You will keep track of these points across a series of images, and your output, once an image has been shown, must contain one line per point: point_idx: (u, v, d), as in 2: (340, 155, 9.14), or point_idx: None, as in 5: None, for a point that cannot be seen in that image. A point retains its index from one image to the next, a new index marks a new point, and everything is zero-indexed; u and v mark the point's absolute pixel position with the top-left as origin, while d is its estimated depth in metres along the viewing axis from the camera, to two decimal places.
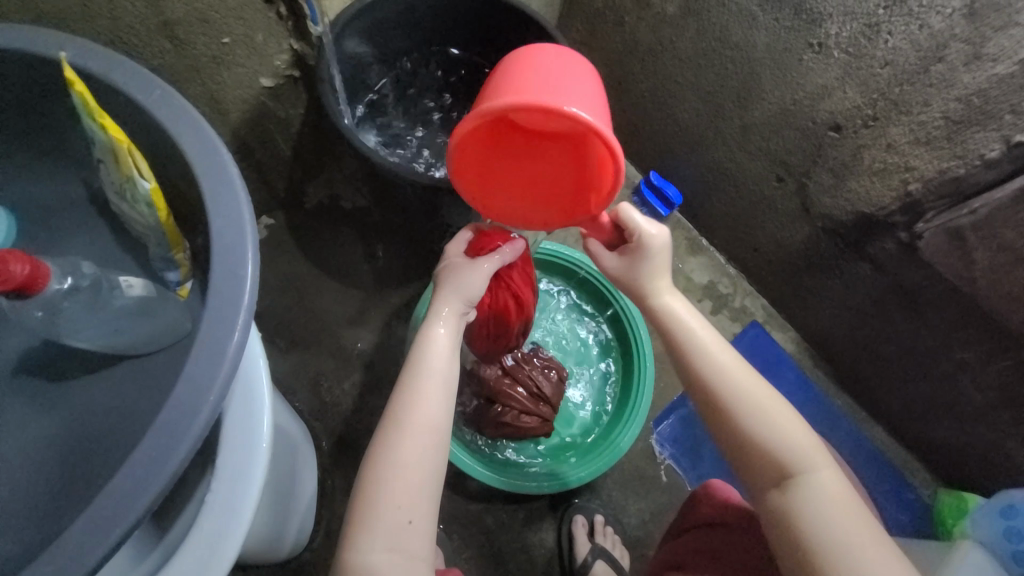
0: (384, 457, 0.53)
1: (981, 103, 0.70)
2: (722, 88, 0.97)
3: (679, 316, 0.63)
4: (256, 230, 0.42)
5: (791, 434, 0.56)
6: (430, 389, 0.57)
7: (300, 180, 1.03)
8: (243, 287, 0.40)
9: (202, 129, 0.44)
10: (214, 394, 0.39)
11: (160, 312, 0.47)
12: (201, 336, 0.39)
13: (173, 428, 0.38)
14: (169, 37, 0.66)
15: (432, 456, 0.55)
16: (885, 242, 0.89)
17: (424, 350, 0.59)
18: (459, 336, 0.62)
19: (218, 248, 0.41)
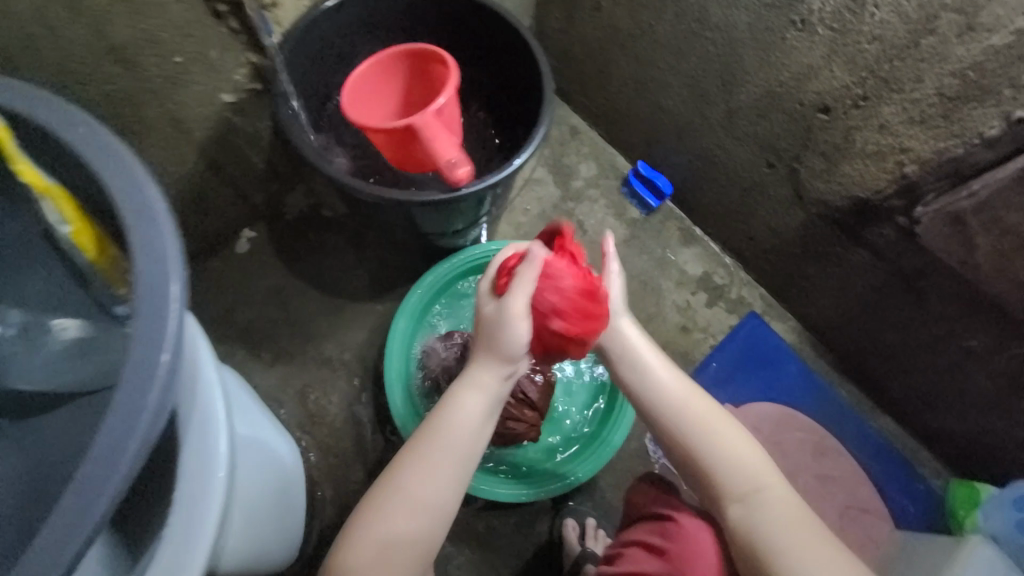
0: (399, 504, 0.56)
1: (977, 77, 0.65)
2: (705, 73, 0.92)
3: (649, 368, 0.67)
4: (183, 265, 0.42)
5: (748, 459, 0.63)
6: (445, 466, 0.58)
7: (278, 191, 1.02)
8: (163, 330, 0.40)
9: (124, 164, 0.43)
10: (136, 443, 0.38)
11: (97, 351, 0.47)
12: (123, 383, 0.39)
13: (95, 477, 0.37)
14: (118, 61, 0.67)
15: (427, 534, 0.57)
16: (882, 228, 0.84)
17: (456, 405, 0.59)
18: (498, 394, 0.61)
19: (141, 290, 0.40)
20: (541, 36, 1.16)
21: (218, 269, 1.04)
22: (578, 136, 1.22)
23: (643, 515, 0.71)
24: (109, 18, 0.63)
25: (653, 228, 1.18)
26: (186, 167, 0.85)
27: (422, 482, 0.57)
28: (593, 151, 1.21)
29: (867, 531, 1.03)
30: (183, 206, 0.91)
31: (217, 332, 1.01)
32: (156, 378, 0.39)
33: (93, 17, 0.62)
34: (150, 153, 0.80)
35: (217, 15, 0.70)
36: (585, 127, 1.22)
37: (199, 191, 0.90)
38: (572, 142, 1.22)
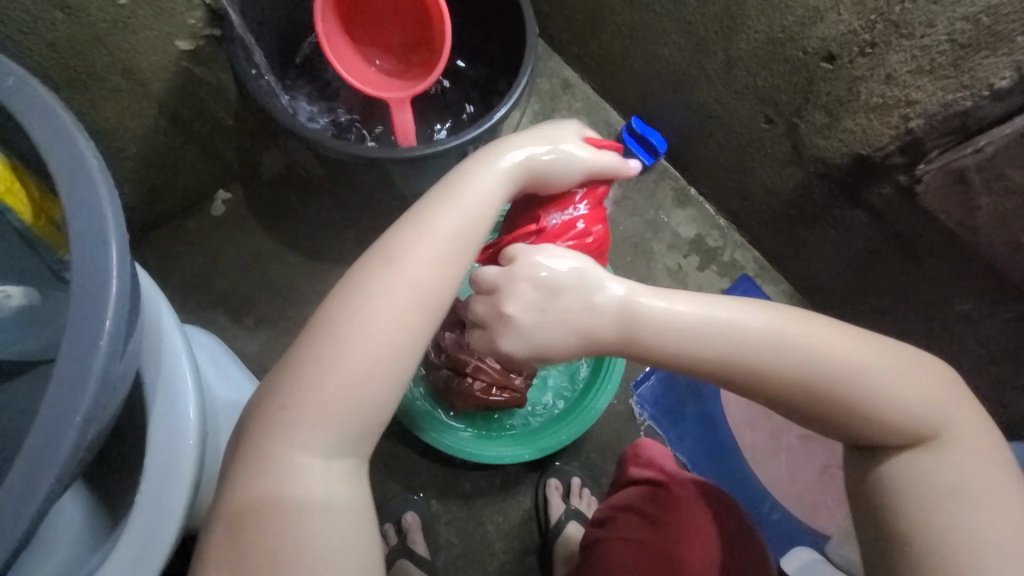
0: (321, 362, 0.44)
1: (992, 22, 0.60)
2: (704, 18, 0.85)
3: (779, 326, 0.49)
4: (123, 227, 0.42)
5: (906, 393, 0.49)
6: (395, 288, 0.46)
7: (251, 149, 0.97)
8: (107, 295, 0.40)
9: (59, 123, 0.42)
10: (81, 414, 0.38)
11: (45, 320, 0.46)
12: (65, 355, 0.39)
13: (42, 448, 0.38)
14: (58, 5, 0.61)
15: (369, 374, 0.45)
16: (881, 187, 0.81)
17: (406, 237, 0.48)
18: (460, 233, 0.50)
19: (80, 263, 0.40)
20: None
21: (194, 232, 1.01)
22: (569, 90, 1.15)
23: (639, 482, 0.78)
24: None
25: (646, 188, 1.14)
26: (149, 123, 0.80)
27: (352, 336, 0.45)
28: (585, 106, 1.15)
29: None
30: (150, 166, 0.87)
31: (197, 297, 0.99)
32: (100, 346, 0.39)
33: None
34: (107, 109, 0.75)
35: None
36: (577, 80, 1.15)
37: (164, 149, 0.86)
38: (564, 96, 1.15)
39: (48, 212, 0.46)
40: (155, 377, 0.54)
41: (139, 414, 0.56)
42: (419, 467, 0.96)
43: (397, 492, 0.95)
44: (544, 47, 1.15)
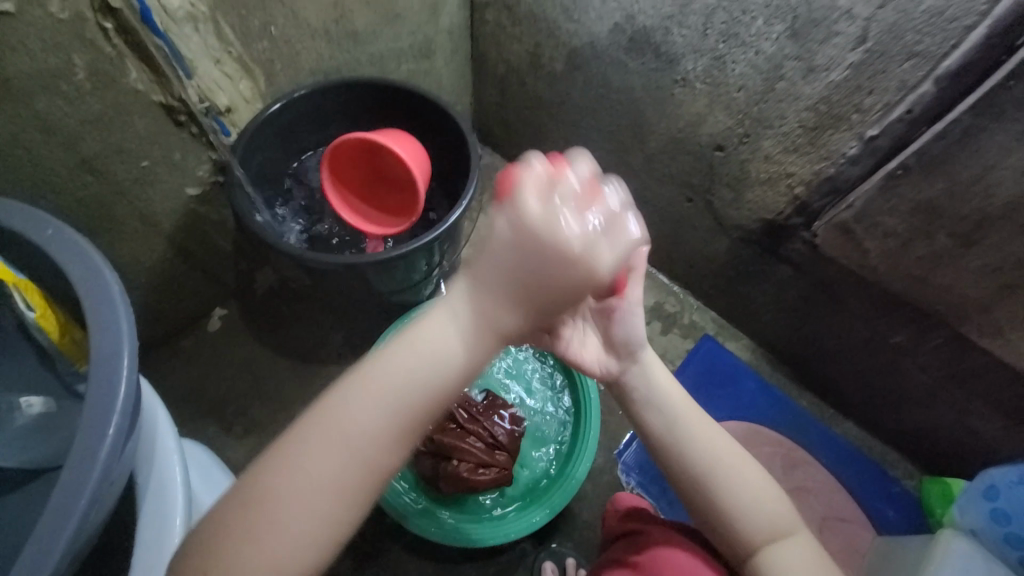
0: (278, 498, 0.42)
1: (828, 109, 0.77)
2: (619, 127, 1.04)
3: (691, 421, 0.63)
4: (133, 335, 0.51)
5: (767, 506, 0.61)
6: (362, 417, 0.43)
7: (246, 270, 1.09)
8: (116, 392, 0.48)
9: (86, 258, 0.53)
10: (85, 498, 0.44)
11: (59, 426, 0.53)
12: (76, 449, 0.46)
13: (49, 533, 0.43)
14: (89, 171, 0.77)
15: (318, 514, 0.43)
16: (794, 244, 0.93)
17: (356, 397, 0.43)
18: (411, 394, 0.44)
19: (96, 370, 0.49)
20: (481, 110, 1.30)
21: (191, 348, 1.09)
22: None
23: (623, 535, 0.75)
24: (81, 137, 0.74)
25: None
26: (157, 256, 0.93)
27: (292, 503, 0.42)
28: None
29: (848, 541, 1.03)
30: (154, 292, 0.98)
31: (190, 410, 1.05)
32: (107, 437, 0.46)
33: (66, 135, 0.72)
34: (123, 248, 0.88)
35: (178, 124, 0.82)
36: None
37: (169, 276, 0.98)
38: None
39: (71, 332, 0.57)
40: (146, 477, 0.59)
41: (130, 513, 0.59)
42: (408, 563, 0.94)
43: None
44: (500, 161, 1.36)
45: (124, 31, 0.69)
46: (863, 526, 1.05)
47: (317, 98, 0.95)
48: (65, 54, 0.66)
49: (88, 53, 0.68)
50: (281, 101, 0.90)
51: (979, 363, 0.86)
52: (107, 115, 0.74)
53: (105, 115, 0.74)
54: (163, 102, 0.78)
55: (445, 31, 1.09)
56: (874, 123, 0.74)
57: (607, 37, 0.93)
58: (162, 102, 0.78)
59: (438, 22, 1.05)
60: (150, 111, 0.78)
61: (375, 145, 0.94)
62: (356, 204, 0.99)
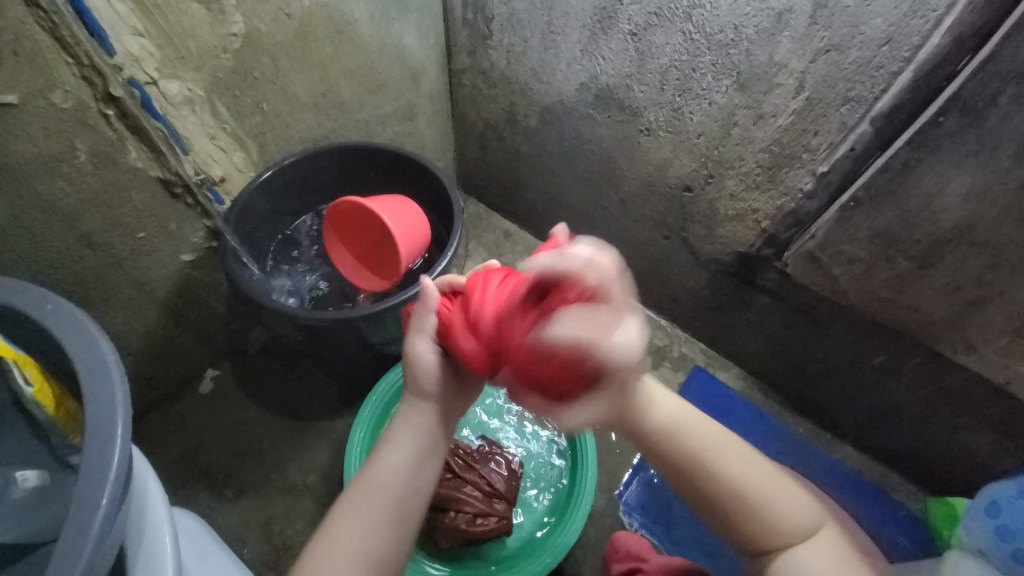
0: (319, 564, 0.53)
1: (781, 150, 0.83)
2: (594, 174, 1.11)
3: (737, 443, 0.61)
4: (128, 403, 0.52)
5: (805, 521, 0.57)
6: (375, 489, 0.55)
7: (239, 330, 1.11)
8: (111, 461, 0.49)
9: (83, 329, 0.55)
10: (77, 574, 0.44)
11: (51, 500, 0.53)
12: (69, 521, 0.46)
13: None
14: (87, 245, 0.80)
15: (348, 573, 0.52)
16: (768, 274, 0.97)
17: (333, 532, 0.54)
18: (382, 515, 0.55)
19: (91, 440, 0.50)
20: (464, 164, 1.37)
21: (183, 412, 1.08)
22: (511, 238, 1.38)
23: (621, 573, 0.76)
24: (80, 213, 0.77)
25: None
26: (150, 322, 0.95)
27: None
28: (526, 248, 1.37)
29: None
30: (147, 358, 0.99)
31: (181, 476, 1.03)
32: (100, 508, 0.47)
33: (66, 214, 0.76)
34: (117, 316, 0.90)
35: (174, 196, 0.86)
36: (517, 230, 1.39)
37: (162, 341, 0.99)
38: (507, 243, 1.37)
39: (67, 405, 0.57)
40: (137, 549, 0.58)
41: None
42: None
43: None
44: (485, 210, 1.42)
45: (124, 116, 0.74)
46: None
47: (307, 164, 1.00)
48: (68, 139, 0.71)
49: (89, 136, 0.73)
50: (271, 169, 0.96)
51: (959, 379, 0.88)
52: (106, 193, 0.78)
53: (104, 192, 0.78)
54: (160, 176, 0.83)
55: (426, 96, 1.17)
56: (824, 160, 0.80)
57: (574, 95, 1.01)
58: (159, 177, 0.83)
59: (419, 89, 1.14)
60: (147, 186, 0.82)
61: (369, 213, 0.95)
62: (350, 266, 1.03)
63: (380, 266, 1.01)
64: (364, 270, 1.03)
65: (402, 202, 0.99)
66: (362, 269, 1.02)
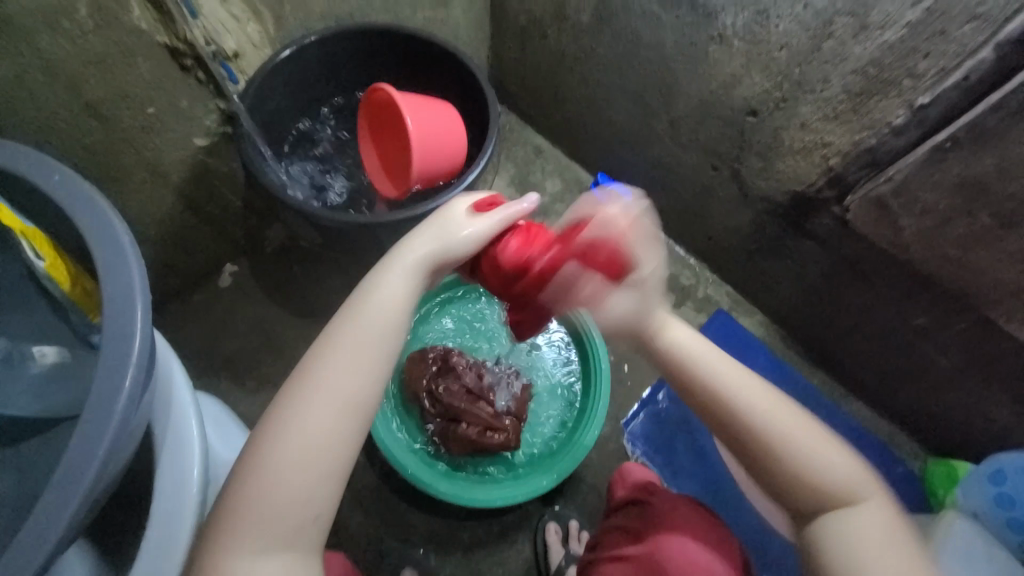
0: (299, 403, 0.48)
1: (877, 73, 0.71)
2: (646, 87, 0.98)
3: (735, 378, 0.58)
4: (146, 288, 0.50)
5: (823, 462, 0.54)
6: (357, 330, 0.51)
7: (255, 226, 1.07)
8: (131, 344, 0.47)
9: (95, 205, 0.51)
10: (103, 448, 0.45)
11: (74, 376, 0.54)
12: (91, 400, 0.46)
13: (70, 480, 0.44)
14: (94, 116, 0.74)
15: (332, 411, 0.49)
16: (822, 218, 0.89)
17: (316, 368, 0.50)
18: (373, 358, 0.51)
19: (109, 322, 0.48)
20: (499, 65, 1.23)
21: (202, 304, 1.09)
22: (542, 155, 1.28)
23: (626, 505, 0.80)
24: (84, 78, 0.70)
25: None
26: (166, 208, 0.92)
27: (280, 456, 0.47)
28: (557, 168, 1.27)
29: None
30: (164, 245, 0.97)
31: (202, 364, 1.06)
32: (123, 389, 0.46)
33: (69, 77, 0.69)
34: (131, 198, 0.86)
35: (184, 69, 0.78)
36: (549, 147, 1.29)
37: (179, 230, 0.96)
38: (537, 160, 1.28)
39: (83, 283, 0.56)
40: (164, 429, 0.60)
41: (147, 462, 0.60)
42: (415, 518, 0.97)
43: (393, 547, 0.95)
44: (516, 121, 1.30)
45: None
46: None
47: (330, 45, 0.90)
48: None
49: None
50: (291, 47, 0.86)
51: (1003, 349, 0.84)
52: (111, 57, 0.70)
53: (109, 56, 0.70)
54: (168, 43, 0.74)
55: None
56: (926, 90, 0.69)
57: None
58: (167, 44, 0.74)
59: None
60: (155, 54, 0.74)
61: (398, 113, 0.88)
62: (378, 173, 0.95)
63: (402, 172, 0.92)
64: (390, 176, 0.95)
65: (441, 112, 0.90)
66: (389, 175, 0.95)
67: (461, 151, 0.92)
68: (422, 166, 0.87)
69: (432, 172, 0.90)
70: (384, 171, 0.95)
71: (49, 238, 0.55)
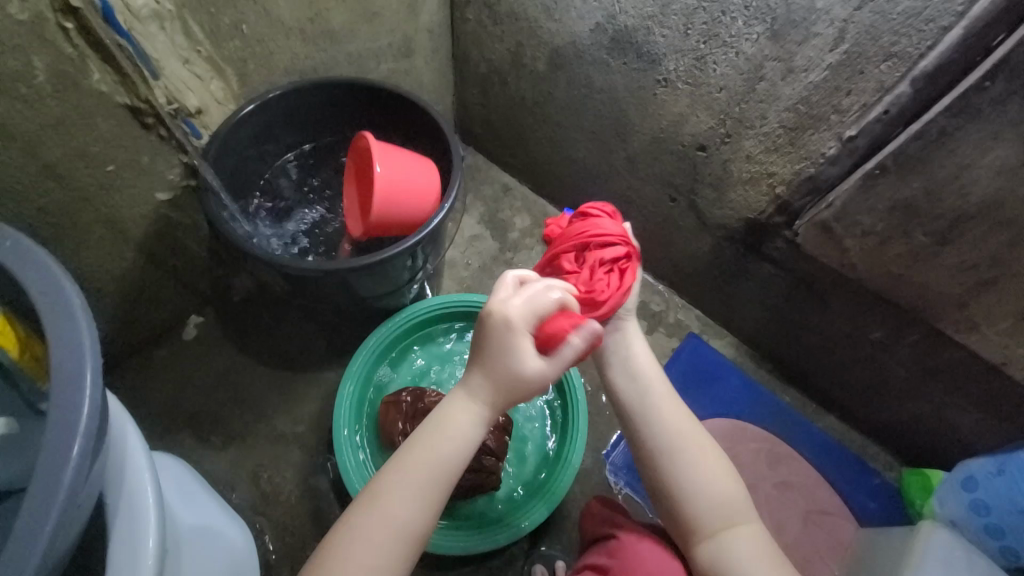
0: (370, 526, 0.55)
1: (807, 109, 0.77)
2: (602, 127, 1.04)
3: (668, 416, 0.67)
4: (98, 350, 0.48)
5: (715, 488, 0.63)
6: (424, 461, 0.57)
7: (222, 276, 1.06)
8: (81, 410, 0.46)
9: (46, 270, 0.50)
10: (49, 525, 0.42)
11: (20, 448, 0.51)
12: (38, 472, 0.43)
13: (11, 562, 0.40)
14: (51, 177, 0.74)
15: (395, 538, 0.55)
16: (776, 242, 0.94)
17: (387, 500, 0.56)
18: (439, 487, 0.57)
19: (59, 388, 0.46)
20: (464, 110, 1.28)
21: (165, 358, 1.05)
22: (510, 193, 1.32)
23: (596, 540, 0.76)
24: (41, 140, 0.70)
25: None
26: (127, 263, 0.90)
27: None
28: (525, 204, 1.31)
29: (831, 534, 1.05)
30: (125, 301, 0.94)
31: (166, 422, 1.01)
32: (71, 458, 0.44)
33: (25, 140, 0.69)
34: (89, 255, 0.84)
35: (145, 126, 0.79)
36: (516, 184, 1.33)
37: (141, 285, 0.94)
38: (506, 198, 1.31)
39: (32, 349, 0.53)
40: (117, 497, 0.57)
41: (99, 536, 0.56)
42: None
43: None
44: (483, 161, 1.34)
45: (85, 31, 0.66)
46: (846, 518, 1.07)
47: (293, 98, 0.92)
48: (24, 56, 0.63)
49: (48, 53, 0.64)
50: (255, 102, 0.87)
51: (955, 358, 0.88)
52: (70, 119, 0.71)
53: (68, 118, 0.71)
54: (129, 103, 0.75)
55: (426, 29, 1.06)
56: (853, 123, 0.75)
57: (589, 37, 0.93)
58: (128, 104, 0.75)
59: (417, 20, 1.03)
60: (115, 114, 0.74)
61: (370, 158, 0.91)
62: (350, 214, 0.97)
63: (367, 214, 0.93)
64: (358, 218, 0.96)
65: (415, 159, 0.92)
66: (358, 216, 0.96)
67: (431, 198, 0.92)
68: (385, 208, 0.89)
69: (398, 218, 0.91)
70: (354, 213, 0.97)
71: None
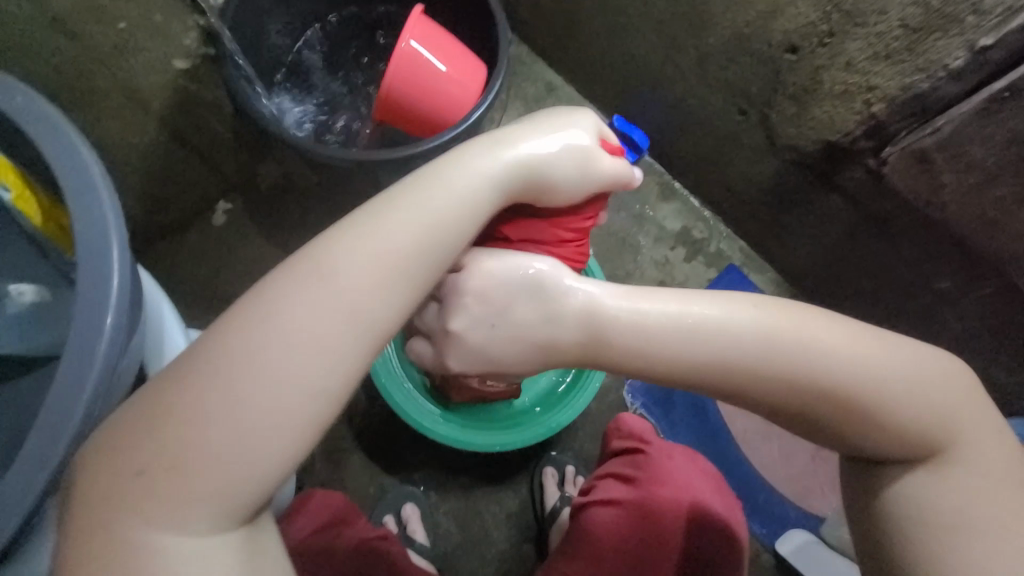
0: (300, 295, 0.37)
1: (941, 5, 0.62)
2: (674, 16, 0.88)
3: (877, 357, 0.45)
4: (122, 227, 0.48)
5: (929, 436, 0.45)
6: (402, 215, 0.40)
7: (247, 161, 1.01)
8: (110, 285, 0.46)
9: (69, 142, 0.48)
10: (88, 390, 0.45)
11: (53, 318, 0.55)
12: (74, 340, 0.46)
13: (56, 417, 0.45)
14: (61, 33, 0.67)
15: (342, 316, 0.37)
16: (853, 171, 0.83)
17: (342, 258, 0.38)
18: (416, 255, 0.40)
19: (86, 262, 0.46)
20: None
21: (196, 242, 1.05)
22: (554, 93, 1.18)
23: (620, 452, 0.84)
24: None
25: None
26: (149, 138, 0.85)
27: (257, 384, 0.35)
28: None
29: None
30: (151, 180, 0.92)
31: (200, 304, 1.04)
32: (105, 330, 0.46)
33: None
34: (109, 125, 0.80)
35: None
36: (561, 83, 1.19)
37: (166, 165, 0.91)
38: (549, 98, 1.18)
39: (56, 218, 0.55)
40: (157, 372, 0.58)
41: None
42: (416, 459, 0.99)
43: (394, 486, 0.98)
44: (527, 53, 1.19)
45: None
46: None
47: None
48: None
49: None
50: None
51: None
52: None
53: None
54: None
55: None
56: (991, 31, 0.60)
57: None
58: None
59: None
60: None
61: None
62: None
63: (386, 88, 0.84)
64: None
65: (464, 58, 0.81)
66: None
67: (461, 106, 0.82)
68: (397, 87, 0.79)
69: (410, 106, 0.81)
70: None
71: (11, 167, 0.53)
